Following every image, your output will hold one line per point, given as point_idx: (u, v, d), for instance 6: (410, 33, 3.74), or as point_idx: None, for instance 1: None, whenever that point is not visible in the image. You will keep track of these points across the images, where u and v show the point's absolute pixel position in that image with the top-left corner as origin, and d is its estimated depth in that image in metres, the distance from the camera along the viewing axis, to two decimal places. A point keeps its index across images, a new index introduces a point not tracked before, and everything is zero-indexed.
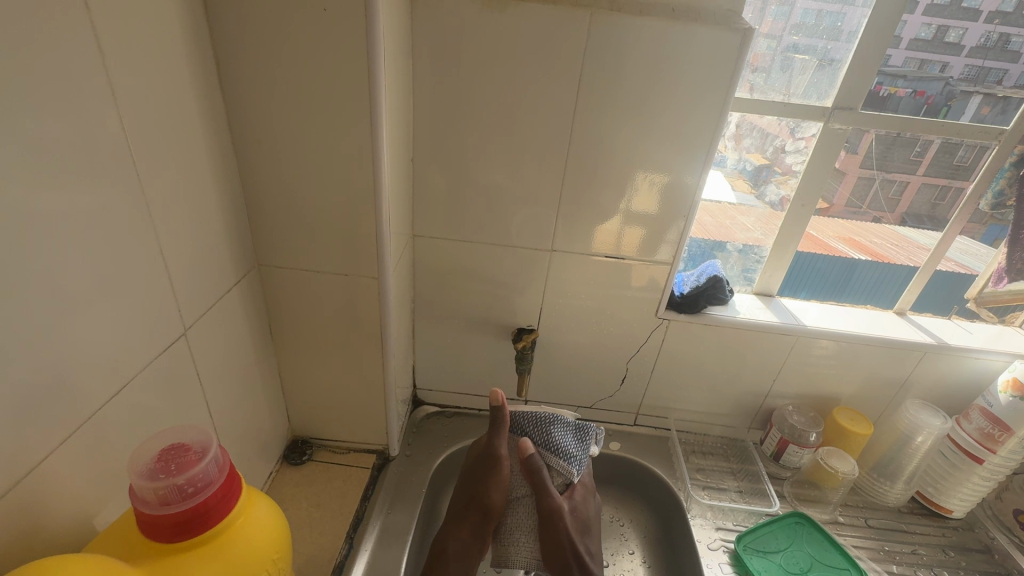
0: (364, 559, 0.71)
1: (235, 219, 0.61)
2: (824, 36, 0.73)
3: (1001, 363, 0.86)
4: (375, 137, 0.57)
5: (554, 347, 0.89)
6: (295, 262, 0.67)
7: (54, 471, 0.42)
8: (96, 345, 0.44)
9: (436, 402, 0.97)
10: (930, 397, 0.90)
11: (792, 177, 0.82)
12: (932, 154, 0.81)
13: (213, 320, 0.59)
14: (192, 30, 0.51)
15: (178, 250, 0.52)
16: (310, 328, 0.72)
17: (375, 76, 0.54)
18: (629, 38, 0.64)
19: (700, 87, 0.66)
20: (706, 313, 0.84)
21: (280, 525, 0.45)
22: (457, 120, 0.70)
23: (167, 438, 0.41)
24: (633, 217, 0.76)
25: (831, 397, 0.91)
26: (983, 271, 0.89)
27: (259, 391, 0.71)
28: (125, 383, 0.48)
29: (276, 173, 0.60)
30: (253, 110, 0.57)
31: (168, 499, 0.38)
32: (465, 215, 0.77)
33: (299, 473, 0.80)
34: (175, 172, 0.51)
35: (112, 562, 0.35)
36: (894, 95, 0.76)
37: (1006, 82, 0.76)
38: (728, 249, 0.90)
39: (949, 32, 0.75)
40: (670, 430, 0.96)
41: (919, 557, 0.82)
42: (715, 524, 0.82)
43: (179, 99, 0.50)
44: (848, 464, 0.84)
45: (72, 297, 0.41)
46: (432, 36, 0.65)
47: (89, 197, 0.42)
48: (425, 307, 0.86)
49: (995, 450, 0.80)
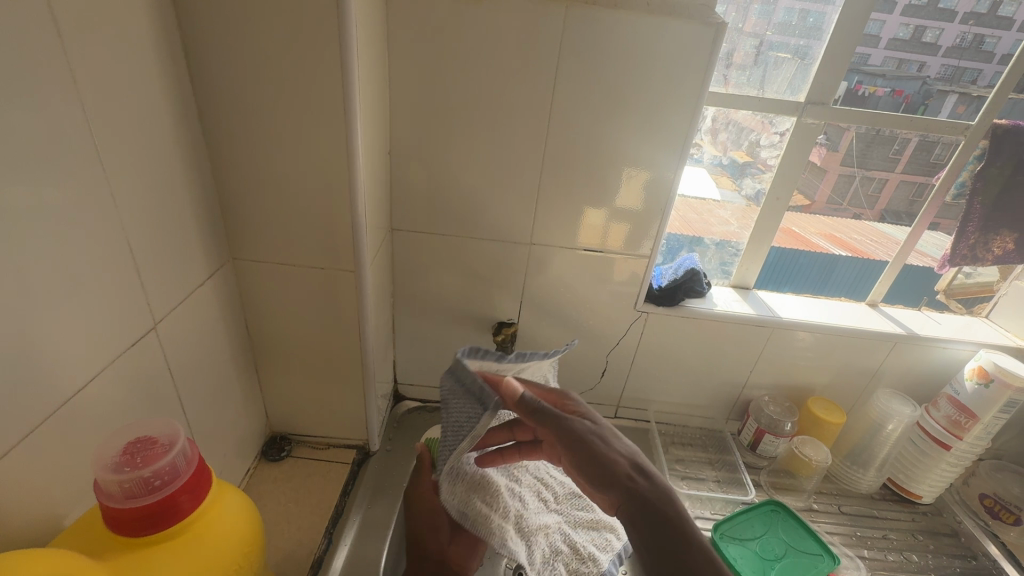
0: (343, 553, 0.70)
1: (206, 211, 0.60)
2: (799, 35, 0.74)
3: (968, 352, 0.88)
4: (350, 128, 0.56)
5: (535, 341, 0.90)
6: (271, 256, 0.66)
7: (19, 465, 0.41)
8: (62, 339, 0.43)
9: (418, 397, 0.97)
10: (901, 386, 0.92)
11: (768, 171, 0.83)
12: (910, 152, 0.83)
13: (186, 314, 0.59)
14: (159, 17, 0.50)
15: (146, 243, 0.51)
16: (286, 321, 0.71)
17: (348, 67, 0.53)
18: (606, 33, 0.64)
19: (671, 83, 0.67)
20: (684, 305, 0.86)
21: (251, 519, 0.45)
22: (435, 112, 0.70)
23: (126, 436, 0.41)
24: (618, 212, 0.76)
25: (806, 387, 0.93)
26: (936, 258, 0.90)
27: (235, 386, 0.71)
28: (92, 378, 0.47)
29: (248, 164, 0.59)
30: (225, 100, 0.56)
31: (134, 492, 0.37)
32: (444, 208, 0.77)
33: (278, 469, 0.80)
34: (143, 162, 0.50)
35: (77, 558, 0.34)
36: (873, 94, 0.78)
37: (980, 82, 0.78)
38: (706, 243, 0.91)
39: (926, 32, 0.77)
40: (651, 422, 0.97)
41: (890, 542, 0.84)
42: (694, 513, 0.84)
43: (147, 87, 0.49)
44: (821, 453, 0.86)
45: (34, 289, 0.40)
46: (408, 27, 0.64)
47: (54, 189, 0.41)
48: (406, 302, 0.86)
49: (961, 436, 0.82)
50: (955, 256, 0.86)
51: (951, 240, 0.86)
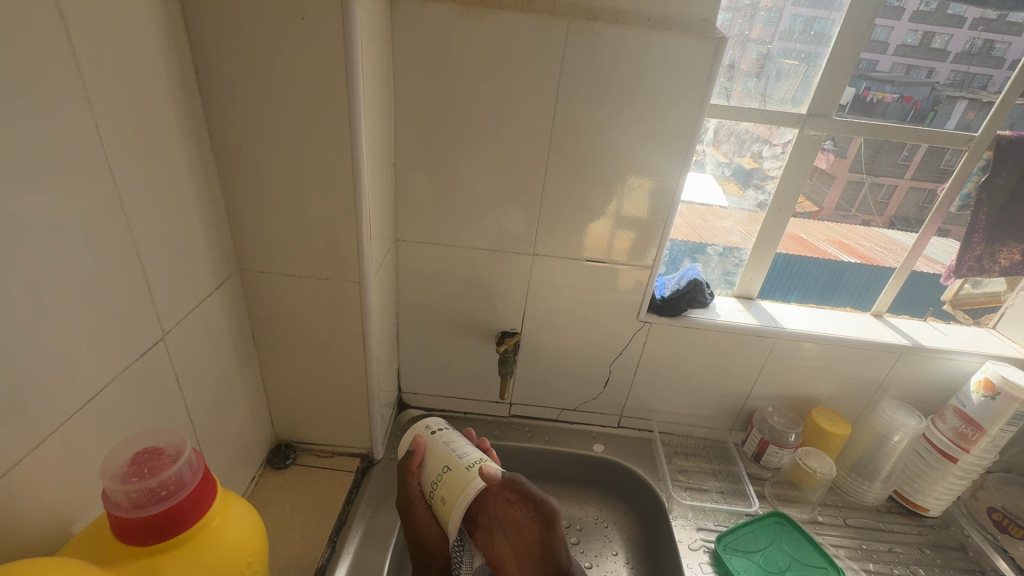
0: (345, 562, 0.71)
1: (214, 223, 0.62)
2: (802, 42, 0.75)
3: (974, 363, 0.87)
4: (354, 143, 0.58)
5: (538, 351, 0.90)
6: (276, 267, 0.67)
7: (30, 475, 0.42)
8: (73, 351, 0.44)
9: (422, 405, 0.98)
10: (907, 397, 0.92)
11: (772, 180, 0.83)
12: (919, 159, 0.83)
13: (193, 325, 0.60)
14: (169, 37, 0.51)
15: (155, 255, 0.53)
16: (291, 331, 0.72)
17: (352, 83, 0.54)
18: (607, 45, 0.65)
19: (672, 96, 0.68)
20: (687, 315, 0.86)
21: (256, 529, 0.45)
22: (438, 125, 0.71)
23: (136, 443, 0.42)
24: (623, 221, 0.77)
25: (811, 398, 0.93)
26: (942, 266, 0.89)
27: (240, 395, 0.71)
28: (102, 388, 0.48)
29: (255, 178, 0.61)
30: (233, 117, 0.57)
31: (140, 502, 0.38)
32: (448, 219, 0.77)
33: (282, 477, 0.80)
34: (153, 178, 0.51)
35: (85, 566, 0.35)
36: (881, 100, 0.78)
37: (990, 87, 0.78)
38: (709, 252, 0.91)
39: (935, 38, 0.76)
40: (654, 432, 0.97)
41: (895, 556, 0.83)
42: (697, 524, 0.83)
43: (158, 106, 0.51)
44: (826, 465, 0.85)
45: (48, 303, 0.42)
46: (412, 43, 0.65)
47: (69, 206, 0.42)
48: (410, 311, 0.86)
49: (968, 449, 0.81)
50: (961, 268, 0.85)
51: (958, 248, 0.85)
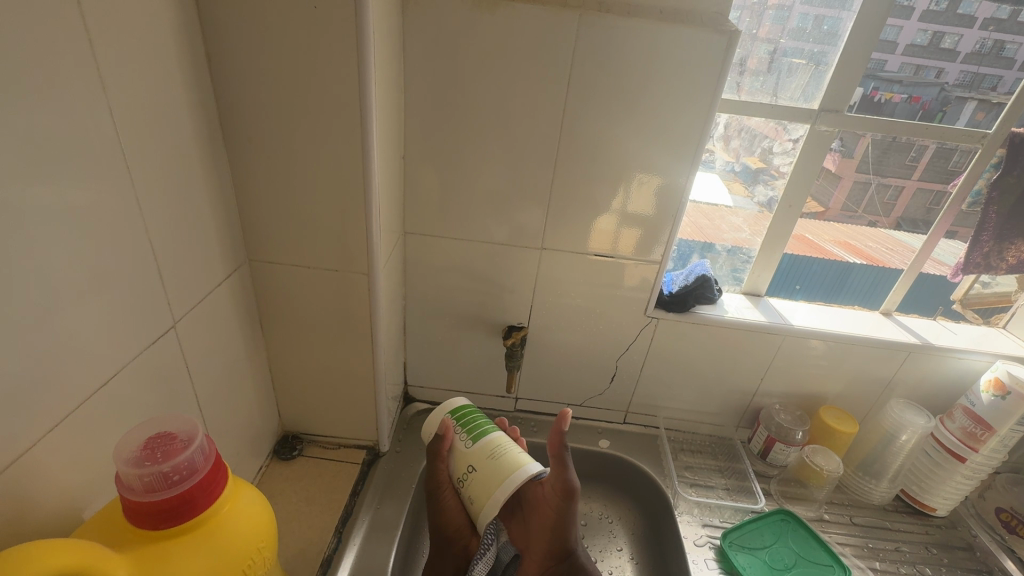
0: (352, 552, 0.71)
1: (224, 213, 0.62)
2: (812, 40, 0.74)
3: (984, 363, 0.87)
4: (365, 133, 0.57)
5: (544, 346, 0.90)
6: (286, 259, 0.67)
7: (43, 459, 0.42)
8: (85, 337, 0.44)
9: (427, 399, 0.98)
10: (915, 396, 0.91)
11: (781, 178, 0.82)
12: (927, 159, 0.81)
13: (203, 314, 0.60)
14: (183, 26, 0.51)
15: (167, 244, 0.53)
16: (299, 322, 0.73)
17: (364, 73, 0.54)
18: (618, 39, 0.64)
19: (683, 90, 0.67)
20: (695, 312, 0.85)
21: (266, 515, 0.46)
22: (448, 118, 0.71)
23: (149, 428, 0.42)
24: (629, 218, 0.77)
25: (817, 396, 0.92)
26: (948, 266, 0.89)
27: (248, 385, 0.72)
28: (113, 375, 0.48)
29: (265, 169, 0.61)
30: (244, 107, 0.57)
31: (153, 486, 0.38)
32: (456, 213, 0.77)
33: (289, 468, 0.81)
34: (166, 166, 0.51)
35: (99, 548, 0.36)
36: (890, 100, 0.78)
37: (1000, 89, 0.77)
38: (717, 249, 0.91)
39: (945, 38, 0.75)
40: (659, 428, 0.97)
41: (902, 555, 0.83)
42: (702, 520, 0.83)
43: (170, 93, 0.51)
44: (832, 463, 0.85)
45: (62, 288, 0.42)
46: (423, 35, 0.65)
47: (83, 192, 0.42)
48: (417, 304, 0.87)
49: (977, 449, 0.81)
50: (969, 265, 0.86)
51: (966, 248, 0.85)
